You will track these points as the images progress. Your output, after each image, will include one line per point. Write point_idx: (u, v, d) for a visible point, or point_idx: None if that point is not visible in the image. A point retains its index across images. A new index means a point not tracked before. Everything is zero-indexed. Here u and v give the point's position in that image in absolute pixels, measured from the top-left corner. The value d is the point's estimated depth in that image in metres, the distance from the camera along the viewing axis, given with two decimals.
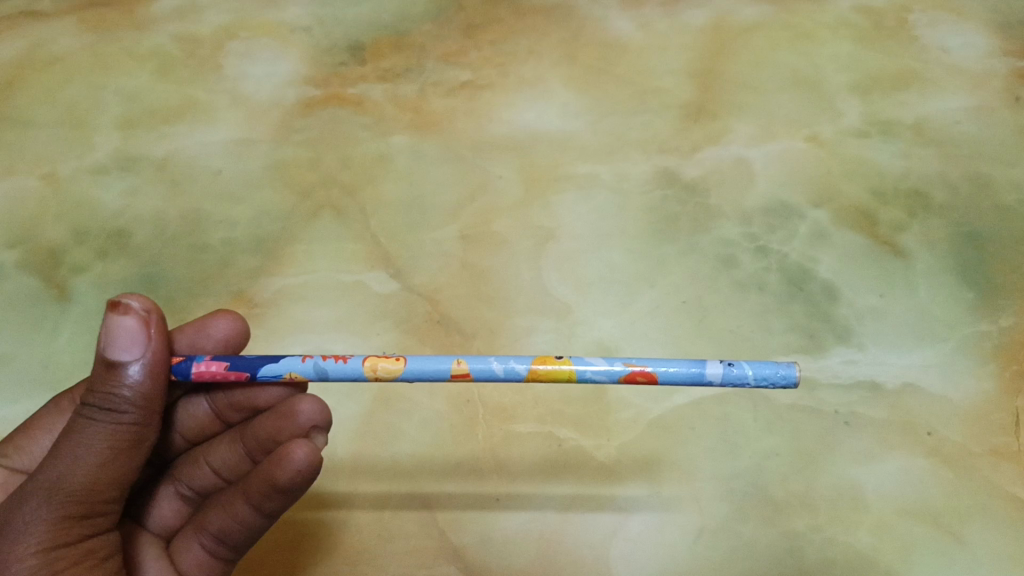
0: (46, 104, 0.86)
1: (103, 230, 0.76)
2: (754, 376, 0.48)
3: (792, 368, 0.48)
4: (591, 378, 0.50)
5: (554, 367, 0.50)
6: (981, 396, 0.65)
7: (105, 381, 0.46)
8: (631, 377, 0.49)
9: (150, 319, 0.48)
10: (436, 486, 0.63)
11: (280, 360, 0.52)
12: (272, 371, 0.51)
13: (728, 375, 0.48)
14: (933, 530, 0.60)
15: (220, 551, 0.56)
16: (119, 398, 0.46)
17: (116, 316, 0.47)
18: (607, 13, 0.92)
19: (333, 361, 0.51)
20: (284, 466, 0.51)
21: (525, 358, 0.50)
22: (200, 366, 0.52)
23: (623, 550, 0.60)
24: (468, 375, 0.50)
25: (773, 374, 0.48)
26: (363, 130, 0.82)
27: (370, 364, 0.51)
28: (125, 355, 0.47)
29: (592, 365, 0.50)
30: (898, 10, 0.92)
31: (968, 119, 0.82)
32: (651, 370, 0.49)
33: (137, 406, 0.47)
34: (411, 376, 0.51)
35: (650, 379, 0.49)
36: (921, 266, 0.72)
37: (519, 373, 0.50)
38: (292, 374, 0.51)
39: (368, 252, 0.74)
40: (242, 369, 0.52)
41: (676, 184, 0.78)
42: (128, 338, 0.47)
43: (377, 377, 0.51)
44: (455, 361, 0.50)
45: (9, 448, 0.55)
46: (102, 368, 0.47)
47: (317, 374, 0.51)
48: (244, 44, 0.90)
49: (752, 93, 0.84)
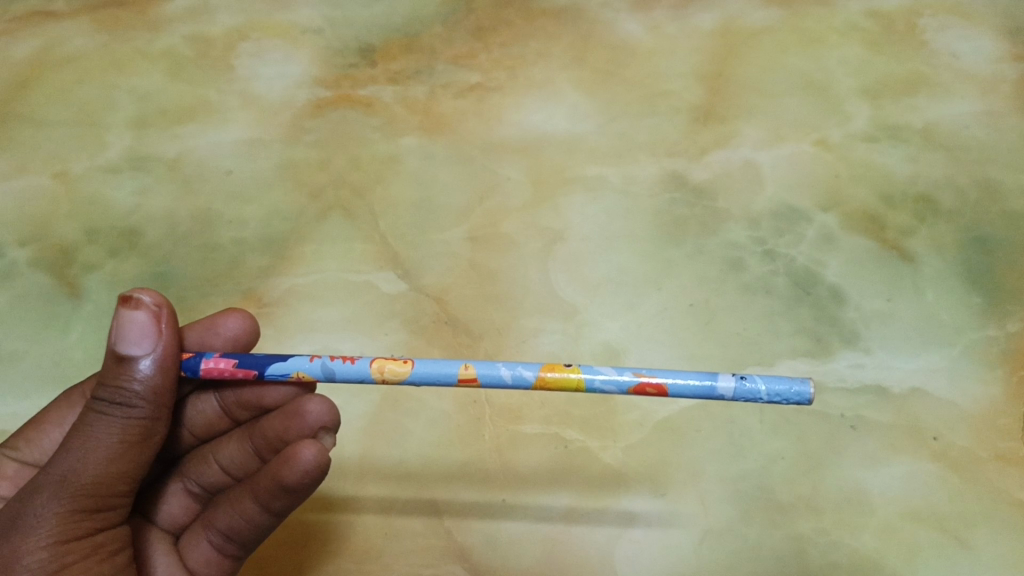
0: (59, 103, 0.87)
1: (115, 228, 0.77)
2: (766, 391, 0.48)
3: (806, 385, 0.48)
4: (600, 387, 0.50)
5: (563, 374, 0.50)
6: (988, 401, 0.65)
7: (115, 375, 0.47)
8: (640, 388, 0.49)
9: (161, 313, 0.49)
10: (442, 486, 0.63)
11: (288, 359, 0.52)
12: (280, 369, 0.52)
13: (740, 389, 0.48)
14: (938, 534, 0.60)
15: (229, 548, 0.57)
16: (129, 392, 0.47)
17: (127, 310, 0.48)
18: (616, 16, 0.92)
19: (341, 362, 0.52)
20: (292, 465, 0.51)
21: (533, 364, 0.50)
22: (208, 362, 0.52)
23: (628, 551, 0.60)
24: (476, 380, 0.50)
25: (787, 390, 0.48)
26: (373, 131, 0.83)
27: (377, 366, 0.51)
28: (136, 350, 0.47)
29: (602, 374, 0.50)
30: (909, 14, 0.92)
31: (978, 124, 0.82)
32: (661, 381, 0.49)
33: (147, 400, 0.47)
34: (418, 379, 0.51)
35: (659, 390, 0.50)
36: (928, 271, 0.72)
37: (527, 379, 0.50)
38: (299, 374, 0.52)
39: (377, 253, 0.75)
40: (251, 367, 0.52)
41: (684, 187, 0.78)
42: (139, 332, 0.47)
43: (384, 379, 0.51)
44: (463, 365, 0.51)
45: (19, 440, 0.56)
46: (112, 362, 0.47)
47: (325, 375, 0.52)
48: (256, 44, 0.91)
49: (761, 97, 0.84)
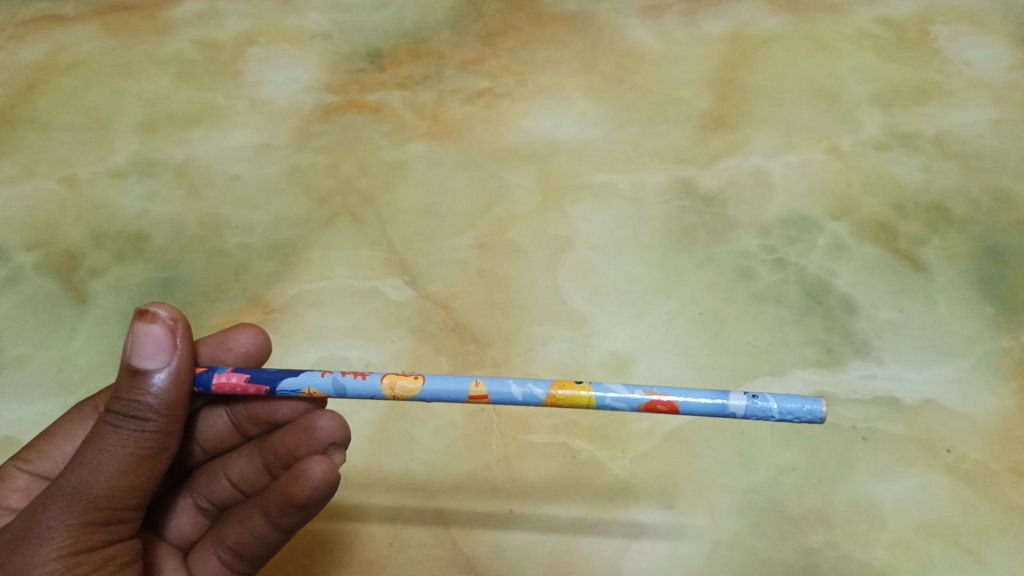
0: (67, 107, 0.87)
1: (121, 233, 0.77)
2: (778, 410, 0.48)
3: (818, 403, 0.47)
4: (611, 404, 0.49)
5: (574, 393, 0.50)
6: (1001, 413, 0.64)
7: (129, 388, 0.47)
8: (652, 406, 0.49)
9: (176, 328, 0.49)
10: (449, 496, 0.62)
11: (299, 374, 0.52)
12: (291, 385, 0.51)
13: (752, 407, 0.48)
14: (951, 549, 0.59)
15: (237, 564, 0.56)
16: (143, 405, 0.47)
17: (143, 324, 0.48)
18: (626, 23, 0.92)
19: (352, 378, 0.51)
20: (302, 482, 0.51)
21: (544, 382, 0.50)
22: (220, 378, 0.52)
23: (637, 563, 0.59)
24: (486, 397, 0.50)
25: (799, 409, 0.48)
26: (381, 137, 0.83)
27: (387, 382, 0.51)
28: (150, 363, 0.47)
29: (613, 392, 0.49)
30: (920, 21, 0.91)
31: (990, 132, 0.81)
32: (672, 399, 0.49)
33: (161, 414, 0.47)
34: (429, 395, 0.51)
35: (671, 409, 0.49)
36: (941, 281, 0.72)
37: (537, 397, 0.50)
38: (310, 389, 0.51)
39: (384, 259, 0.74)
40: (262, 382, 0.52)
41: (694, 194, 0.77)
42: (154, 346, 0.48)
43: (394, 396, 0.51)
44: (474, 382, 0.50)
45: (31, 453, 0.56)
46: (127, 375, 0.47)
47: (336, 391, 0.51)
48: (264, 49, 0.91)
49: (771, 104, 0.84)
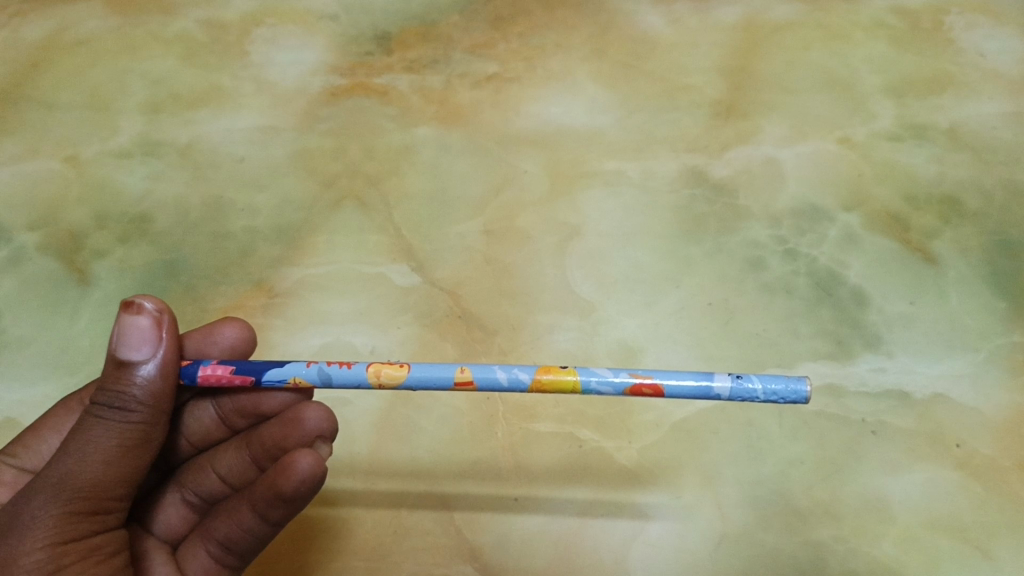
0: (70, 86, 0.86)
1: (125, 214, 0.76)
2: (763, 391, 0.47)
3: (802, 383, 0.47)
4: (596, 388, 0.49)
5: (559, 377, 0.49)
6: (1012, 408, 0.64)
7: (115, 379, 0.46)
8: (637, 389, 0.48)
9: (162, 319, 0.48)
10: (452, 484, 0.62)
11: (285, 364, 0.51)
12: (276, 375, 0.51)
13: (737, 388, 0.47)
14: (961, 545, 0.58)
15: (227, 559, 0.55)
16: (129, 396, 0.46)
17: (129, 316, 0.47)
18: (637, 9, 0.90)
19: (338, 367, 0.51)
20: (289, 475, 0.50)
21: (529, 366, 0.50)
22: (206, 369, 0.51)
23: (644, 555, 0.59)
24: (473, 384, 0.49)
25: (784, 389, 0.47)
26: (388, 120, 0.82)
27: (374, 370, 0.50)
28: (136, 355, 0.47)
29: (598, 375, 0.49)
30: (934, 11, 0.90)
31: (1005, 125, 0.80)
32: (658, 382, 0.48)
33: (146, 404, 0.47)
34: (416, 383, 0.50)
35: (656, 391, 0.48)
36: (953, 274, 0.71)
37: (523, 382, 0.49)
38: (297, 379, 0.51)
39: (390, 244, 0.73)
40: (249, 373, 0.51)
41: (704, 183, 0.76)
42: (140, 337, 0.47)
43: (381, 384, 0.50)
44: (460, 368, 0.49)
45: (17, 447, 0.55)
46: (113, 367, 0.47)
47: (322, 380, 0.51)
48: (271, 31, 0.90)
49: (784, 93, 0.83)
